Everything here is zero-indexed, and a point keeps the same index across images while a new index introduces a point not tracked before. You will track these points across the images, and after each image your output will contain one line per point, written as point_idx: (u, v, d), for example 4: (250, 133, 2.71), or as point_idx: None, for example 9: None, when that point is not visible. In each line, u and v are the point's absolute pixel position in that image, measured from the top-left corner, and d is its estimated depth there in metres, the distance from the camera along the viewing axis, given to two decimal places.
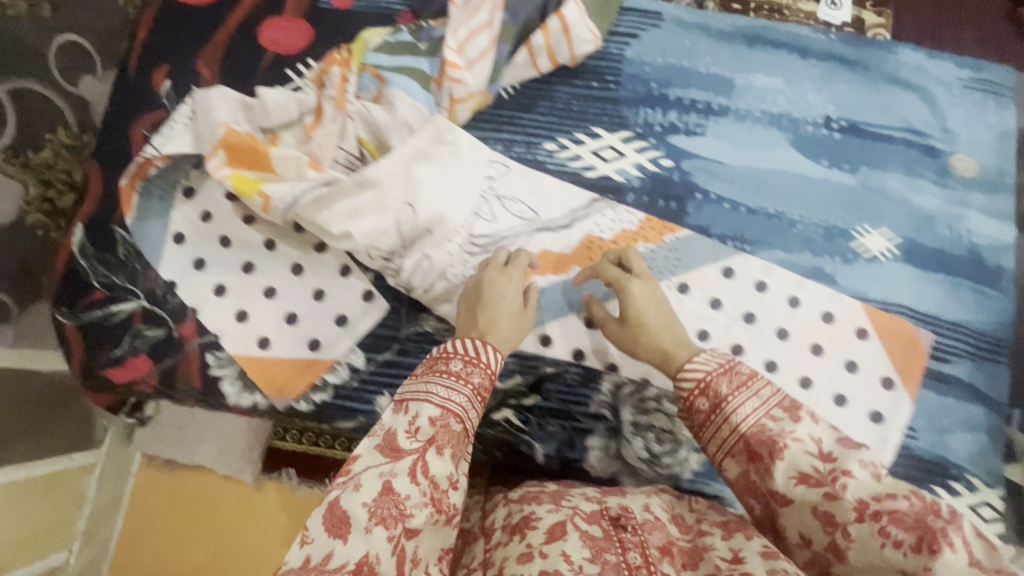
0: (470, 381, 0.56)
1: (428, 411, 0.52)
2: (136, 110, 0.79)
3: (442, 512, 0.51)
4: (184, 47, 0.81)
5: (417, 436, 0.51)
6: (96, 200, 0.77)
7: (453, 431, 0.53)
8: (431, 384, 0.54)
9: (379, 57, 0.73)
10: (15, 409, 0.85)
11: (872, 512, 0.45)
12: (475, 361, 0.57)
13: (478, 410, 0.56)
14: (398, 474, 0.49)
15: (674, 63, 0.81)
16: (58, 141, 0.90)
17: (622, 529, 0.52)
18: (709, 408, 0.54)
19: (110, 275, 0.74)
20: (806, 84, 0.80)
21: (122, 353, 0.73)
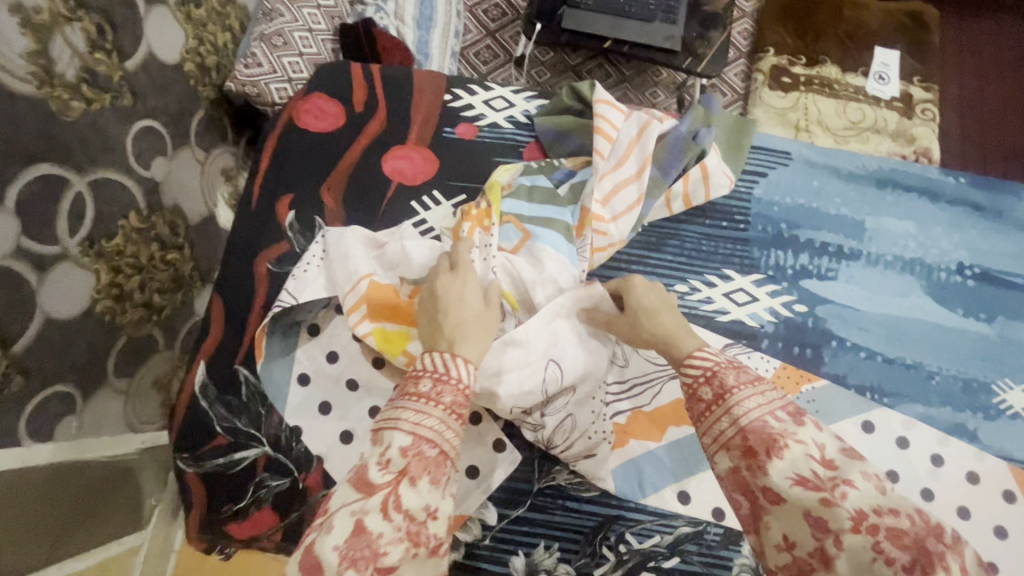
0: (441, 401, 0.53)
1: (399, 440, 0.50)
2: (261, 241, 0.78)
3: (422, 544, 0.47)
4: (308, 175, 0.81)
5: (390, 467, 0.49)
6: (220, 338, 0.75)
7: (428, 458, 0.50)
8: (404, 409, 0.52)
9: (519, 206, 0.74)
10: (71, 500, 0.82)
11: (868, 526, 0.43)
12: (445, 379, 0.54)
13: (456, 429, 0.52)
14: (369, 511, 0.47)
15: (804, 204, 0.80)
16: (129, 227, 0.88)
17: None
18: (712, 399, 0.53)
19: (233, 418, 0.72)
20: (938, 229, 0.80)
21: (246, 505, 0.70)
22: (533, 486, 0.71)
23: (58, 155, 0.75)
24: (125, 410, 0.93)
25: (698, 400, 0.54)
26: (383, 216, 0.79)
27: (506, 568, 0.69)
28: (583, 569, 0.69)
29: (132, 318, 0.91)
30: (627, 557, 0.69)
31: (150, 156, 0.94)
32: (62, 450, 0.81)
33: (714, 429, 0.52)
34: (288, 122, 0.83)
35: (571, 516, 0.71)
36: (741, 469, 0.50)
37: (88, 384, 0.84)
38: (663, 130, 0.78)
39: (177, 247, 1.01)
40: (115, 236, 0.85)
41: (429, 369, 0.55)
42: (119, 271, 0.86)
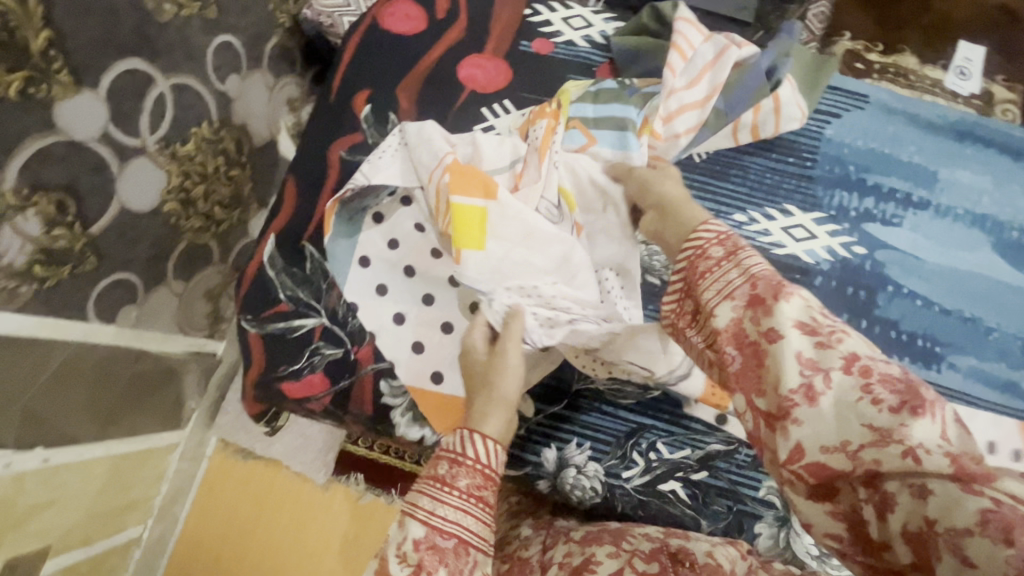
0: (456, 485, 0.52)
1: (415, 531, 0.51)
2: (336, 132, 0.82)
3: None
4: (385, 74, 0.84)
5: (407, 558, 0.50)
6: (290, 216, 0.79)
7: (442, 548, 0.50)
8: (420, 495, 0.52)
9: (585, 109, 0.77)
10: (125, 389, 0.86)
11: (861, 368, 0.37)
12: (461, 459, 0.53)
13: (479, 515, 0.51)
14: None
15: (876, 148, 0.79)
16: (202, 135, 0.87)
17: (679, 567, 0.59)
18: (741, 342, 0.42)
19: (296, 288, 0.77)
20: (1015, 187, 0.78)
21: (300, 368, 0.75)
22: (571, 388, 0.74)
23: (147, 52, 0.74)
24: (178, 312, 0.95)
25: (700, 258, 0.46)
26: (453, 120, 0.82)
27: (537, 459, 0.72)
28: (612, 469, 0.71)
29: (194, 225, 0.92)
30: (656, 465, 0.71)
31: (227, 71, 0.91)
32: (122, 335, 0.82)
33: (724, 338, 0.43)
34: (371, 24, 0.86)
35: (606, 419, 0.73)
36: (749, 333, 0.41)
37: (155, 277, 0.87)
38: (742, 57, 0.77)
39: (240, 166, 0.99)
40: (190, 142, 0.85)
41: (449, 448, 0.54)
42: (189, 176, 0.86)
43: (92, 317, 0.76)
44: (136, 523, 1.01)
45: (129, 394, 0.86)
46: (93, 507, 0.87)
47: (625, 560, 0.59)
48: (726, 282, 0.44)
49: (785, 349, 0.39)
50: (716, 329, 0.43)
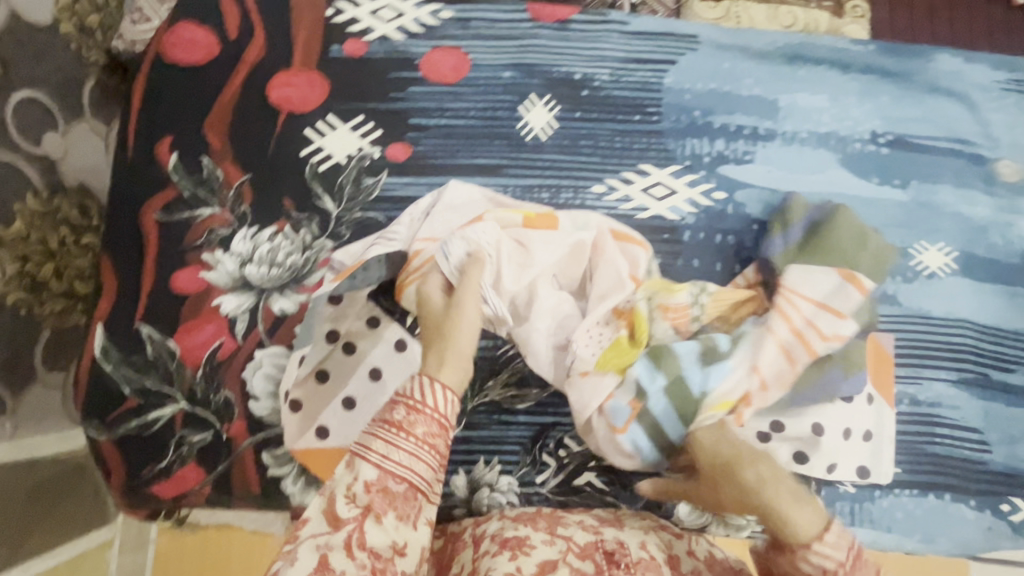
0: (413, 432, 0.46)
1: (365, 474, 0.45)
2: (145, 191, 0.72)
3: None
4: (187, 113, 0.74)
5: (356, 501, 0.45)
6: (115, 297, 0.70)
7: (393, 493, 0.45)
8: (373, 438, 0.46)
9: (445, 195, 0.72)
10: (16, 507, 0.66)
11: None
12: (420, 408, 0.47)
13: (429, 462, 0.46)
14: (334, 548, 0.44)
15: (716, 88, 0.78)
16: (27, 210, 0.67)
17: (615, 566, 0.55)
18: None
19: (141, 378, 0.68)
20: (849, 99, 0.78)
21: (169, 464, 0.67)
22: (465, 406, 0.70)
23: None
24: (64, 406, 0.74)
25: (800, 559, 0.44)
26: (276, 150, 0.74)
27: (448, 487, 0.69)
28: (525, 478, 0.69)
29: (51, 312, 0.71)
30: (567, 461, 0.70)
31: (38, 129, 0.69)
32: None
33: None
34: (157, 61, 0.75)
35: (509, 428, 0.70)
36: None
37: (17, 381, 0.68)
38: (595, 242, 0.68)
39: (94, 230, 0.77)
40: None
41: (406, 394, 0.48)
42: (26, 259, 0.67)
43: None
44: None
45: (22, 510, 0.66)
46: None
47: (561, 554, 0.56)
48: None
49: None
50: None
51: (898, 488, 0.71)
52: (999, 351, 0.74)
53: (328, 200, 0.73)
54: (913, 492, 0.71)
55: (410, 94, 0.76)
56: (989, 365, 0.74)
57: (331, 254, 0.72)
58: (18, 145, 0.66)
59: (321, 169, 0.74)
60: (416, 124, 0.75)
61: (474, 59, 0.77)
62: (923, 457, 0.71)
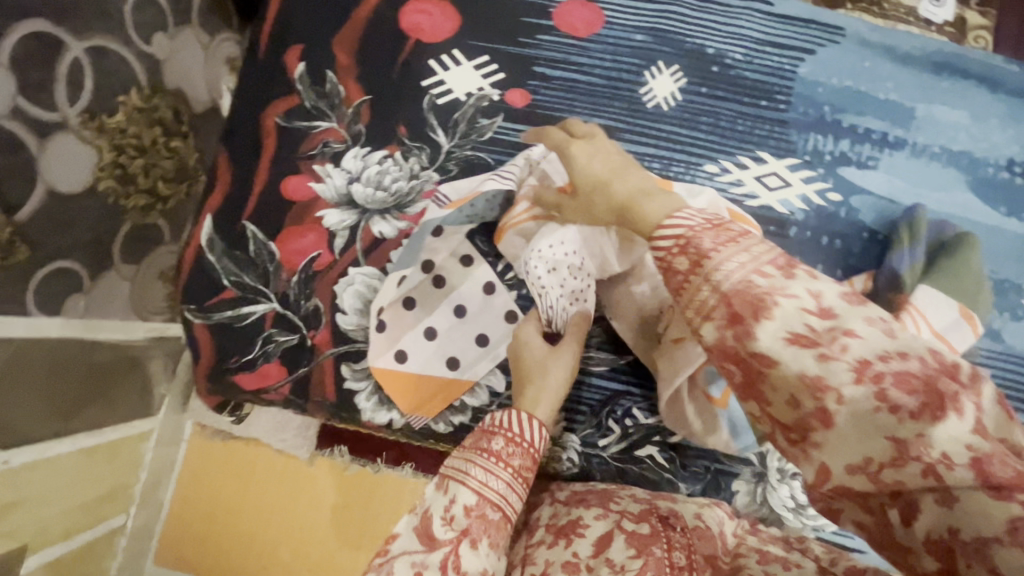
0: (510, 463, 0.48)
1: (465, 497, 0.46)
2: (268, 95, 0.74)
3: None
4: (318, 26, 0.75)
5: (454, 523, 0.45)
6: (226, 192, 0.72)
7: (490, 520, 0.46)
8: (471, 464, 0.47)
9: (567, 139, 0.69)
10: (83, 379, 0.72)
11: (874, 376, 0.30)
12: (518, 441, 0.49)
13: (520, 494, 0.48)
14: (429, 566, 0.44)
15: (851, 86, 0.75)
16: (131, 104, 0.70)
17: (670, 527, 0.56)
18: (687, 270, 0.35)
19: (240, 273, 0.71)
20: (991, 121, 0.74)
21: (254, 357, 0.70)
22: None
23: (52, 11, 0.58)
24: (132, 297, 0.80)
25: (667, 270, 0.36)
26: (399, 76, 0.74)
27: None
28: (587, 439, 0.70)
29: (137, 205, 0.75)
30: (632, 431, 0.70)
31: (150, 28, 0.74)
32: (72, 327, 0.69)
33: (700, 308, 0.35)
34: None
35: (580, 387, 0.71)
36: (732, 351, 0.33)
37: (100, 263, 0.71)
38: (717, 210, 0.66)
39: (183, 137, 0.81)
40: (117, 114, 0.69)
41: (503, 426, 0.49)
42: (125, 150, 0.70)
43: (35, 313, 0.63)
44: (119, 511, 0.86)
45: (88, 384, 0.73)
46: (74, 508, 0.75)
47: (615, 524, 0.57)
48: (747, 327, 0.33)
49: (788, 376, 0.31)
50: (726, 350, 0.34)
51: None
52: None
53: (441, 133, 0.74)
54: None
55: (538, 42, 0.75)
56: None
57: (436, 187, 0.73)
58: (130, 37, 0.70)
59: (439, 102, 0.74)
60: (539, 73, 0.74)
61: (608, 17, 0.75)
62: None
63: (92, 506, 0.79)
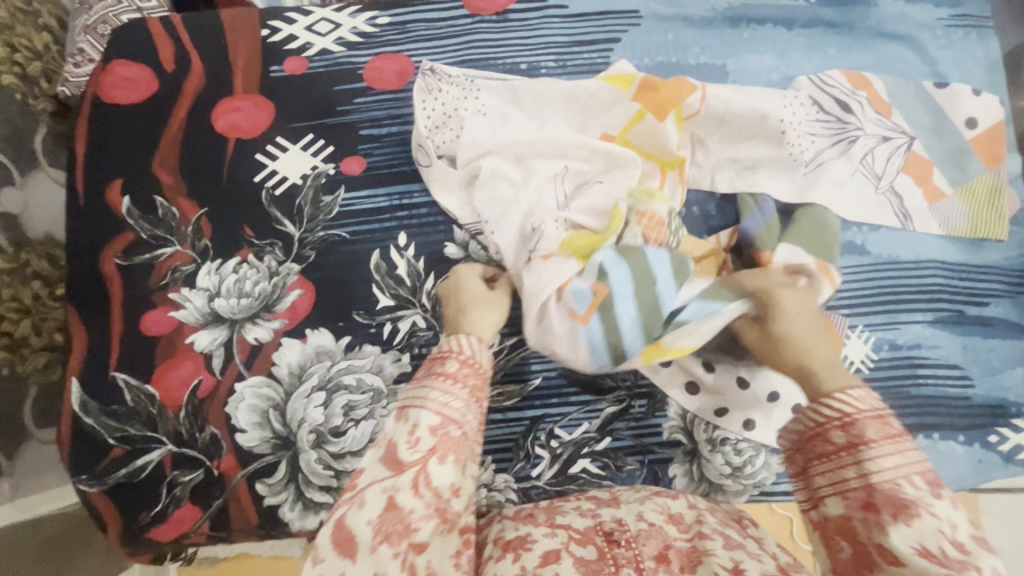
0: (467, 382, 0.50)
1: (426, 419, 0.47)
2: (101, 237, 0.71)
3: (450, 520, 0.47)
4: (134, 153, 0.73)
5: (418, 445, 0.46)
6: (85, 349, 0.69)
7: (455, 437, 0.48)
8: (430, 389, 0.49)
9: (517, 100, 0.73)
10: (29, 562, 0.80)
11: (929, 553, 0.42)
12: (472, 362, 0.52)
13: (476, 414, 0.50)
14: (400, 488, 0.45)
15: (663, 60, 0.78)
16: None
17: (614, 545, 0.55)
18: (844, 444, 0.47)
19: (124, 427, 0.67)
20: (797, 55, 0.79)
21: (164, 507, 0.67)
22: None
23: None
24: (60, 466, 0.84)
25: (825, 441, 0.48)
26: (230, 180, 0.73)
27: None
28: (521, 473, 0.70)
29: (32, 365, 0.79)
30: (561, 451, 0.70)
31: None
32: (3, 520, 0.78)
33: (837, 475, 0.47)
34: (94, 103, 0.74)
35: (498, 425, 0.70)
36: (855, 520, 0.45)
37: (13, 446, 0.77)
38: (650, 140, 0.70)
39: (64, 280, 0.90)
40: None
41: (450, 349, 0.52)
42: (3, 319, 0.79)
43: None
44: None
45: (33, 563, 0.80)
46: None
47: (562, 543, 0.55)
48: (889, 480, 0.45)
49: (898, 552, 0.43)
50: (823, 510, 0.48)
51: None
52: (972, 286, 0.75)
53: (288, 223, 0.72)
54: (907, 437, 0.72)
55: (357, 105, 0.75)
56: (962, 301, 0.74)
57: (300, 277, 0.71)
58: None
59: (277, 193, 0.73)
60: (367, 135, 0.74)
61: (417, 62, 0.76)
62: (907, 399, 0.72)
63: None
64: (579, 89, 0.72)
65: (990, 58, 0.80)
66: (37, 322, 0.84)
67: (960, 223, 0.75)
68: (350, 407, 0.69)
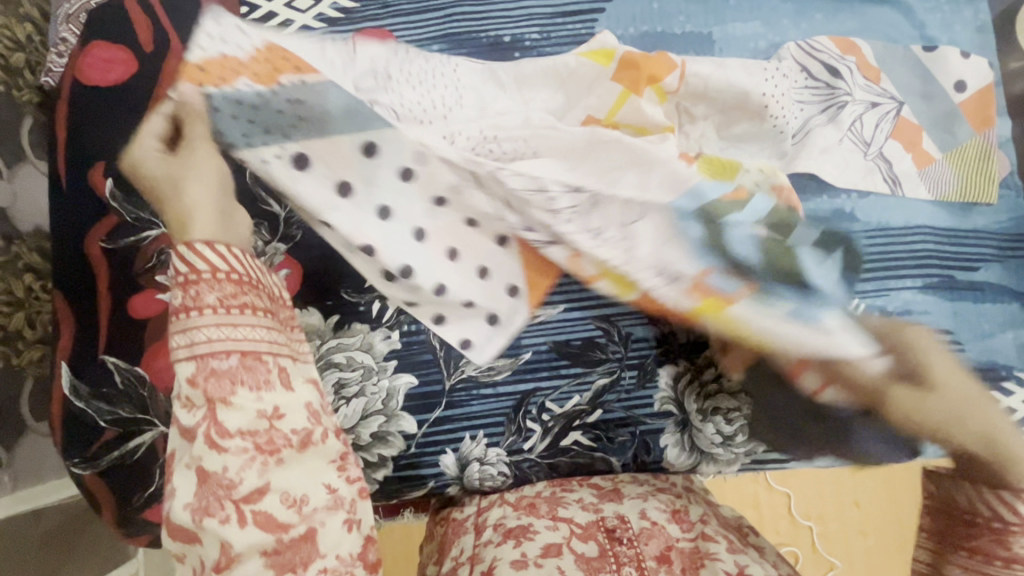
0: (203, 304, 0.51)
1: (185, 371, 0.50)
2: (84, 221, 0.70)
3: (275, 451, 0.51)
4: (115, 135, 0.72)
5: (197, 401, 0.50)
6: (74, 333, 0.69)
7: (220, 372, 0.50)
8: (192, 331, 0.51)
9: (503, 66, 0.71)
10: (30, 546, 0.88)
11: None
12: (196, 276, 0.52)
13: (258, 325, 0.53)
14: (208, 457, 0.49)
15: (649, 30, 0.77)
16: None
17: (617, 543, 0.64)
18: (987, 523, 0.57)
19: (115, 409, 0.67)
20: (784, 22, 0.78)
21: (159, 487, 0.67)
22: (445, 385, 0.70)
23: None
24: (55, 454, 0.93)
25: (975, 530, 0.57)
26: None
27: (439, 467, 0.70)
28: (513, 447, 0.70)
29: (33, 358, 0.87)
30: (552, 424, 0.70)
31: None
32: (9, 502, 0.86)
33: (972, 562, 0.57)
34: (73, 86, 0.73)
35: (490, 400, 0.70)
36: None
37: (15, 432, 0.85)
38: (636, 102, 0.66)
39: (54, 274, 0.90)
40: None
41: (181, 272, 0.52)
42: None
43: None
44: None
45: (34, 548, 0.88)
46: None
47: (565, 537, 0.64)
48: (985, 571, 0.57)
49: None
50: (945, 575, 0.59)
51: None
52: (962, 252, 0.75)
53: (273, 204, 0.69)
54: None
55: None
56: (951, 266, 0.75)
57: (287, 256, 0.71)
58: None
59: None
60: None
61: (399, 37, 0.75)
62: None
63: None
64: (562, 57, 0.69)
65: (979, 21, 0.79)
66: (30, 315, 0.85)
67: (949, 188, 0.75)
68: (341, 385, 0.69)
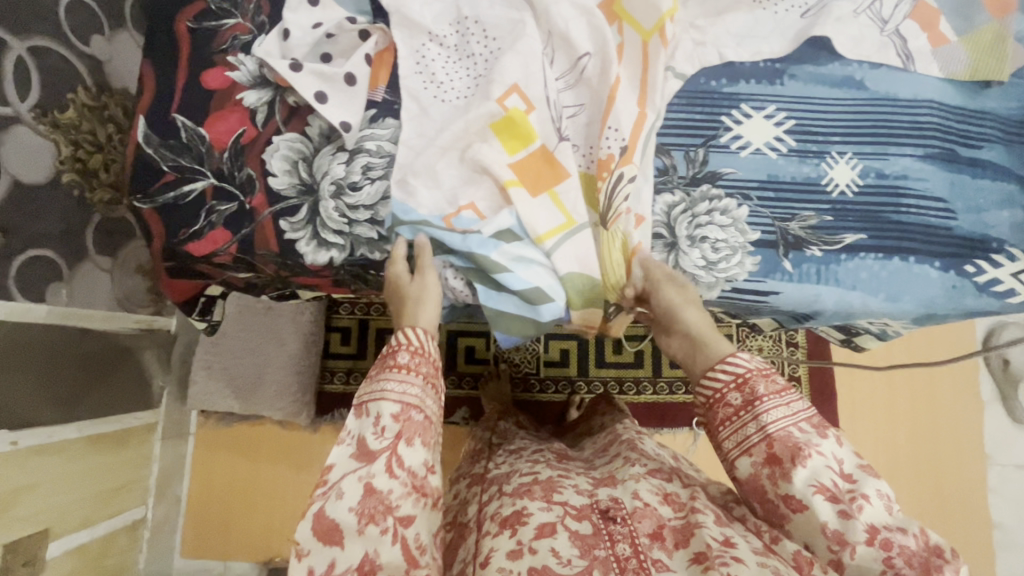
0: (419, 370, 0.65)
1: (391, 408, 0.62)
2: (178, 4, 0.82)
3: (426, 494, 0.61)
4: None
5: (385, 434, 0.61)
6: (154, 93, 0.80)
7: (417, 420, 0.63)
8: (389, 379, 0.63)
9: None
10: (75, 366, 1.10)
11: (882, 541, 0.55)
12: (422, 353, 0.67)
13: (435, 399, 0.65)
14: (375, 475, 0.59)
15: None
16: (80, 101, 1.03)
17: (611, 522, 0.63)
18: (740, 407, 0.62)
19: (178, 158, 0.78)
20: None
21: (201, 227, 0.77)
22: None
23: None
24: (113, 288, 1.20)
25: (726, 405, 0.63)
26: None
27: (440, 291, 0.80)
28: None
29: (101, 199, 1.13)
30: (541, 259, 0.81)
31: (86, 31, 1.04)
32: (55, 312, 1.04)
33: (743, 440, 0.62)
34: None
35: None
36: (763, 476, 0.60)
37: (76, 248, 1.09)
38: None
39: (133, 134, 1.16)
40: (69, 111, 1.01)
41: (399, 343, 0.66)
42: (79, 146, 1.04)
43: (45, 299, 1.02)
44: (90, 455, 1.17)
45: (74, 367, 1.09)
46: (63, 456, 1.09)
47: (557, 518, 0.64)
48: (748, 438, 0.61)
49: (816, 519, 0.57)
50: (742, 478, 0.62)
51: (863, 252, 0.75)
52: (967, 131, 0.78)
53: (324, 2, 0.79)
54: (879, 256, 0.75)
55: None
56: (954, 141, 0.78)
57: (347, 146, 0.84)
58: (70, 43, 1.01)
59: None
60: None
61: None
62: (887, 225, 0.76)
63: (83, 448, 1.15)
64: None
65: None
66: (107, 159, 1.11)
67: (959, 69, 0.78)
68: (369, 168, 0.77)
